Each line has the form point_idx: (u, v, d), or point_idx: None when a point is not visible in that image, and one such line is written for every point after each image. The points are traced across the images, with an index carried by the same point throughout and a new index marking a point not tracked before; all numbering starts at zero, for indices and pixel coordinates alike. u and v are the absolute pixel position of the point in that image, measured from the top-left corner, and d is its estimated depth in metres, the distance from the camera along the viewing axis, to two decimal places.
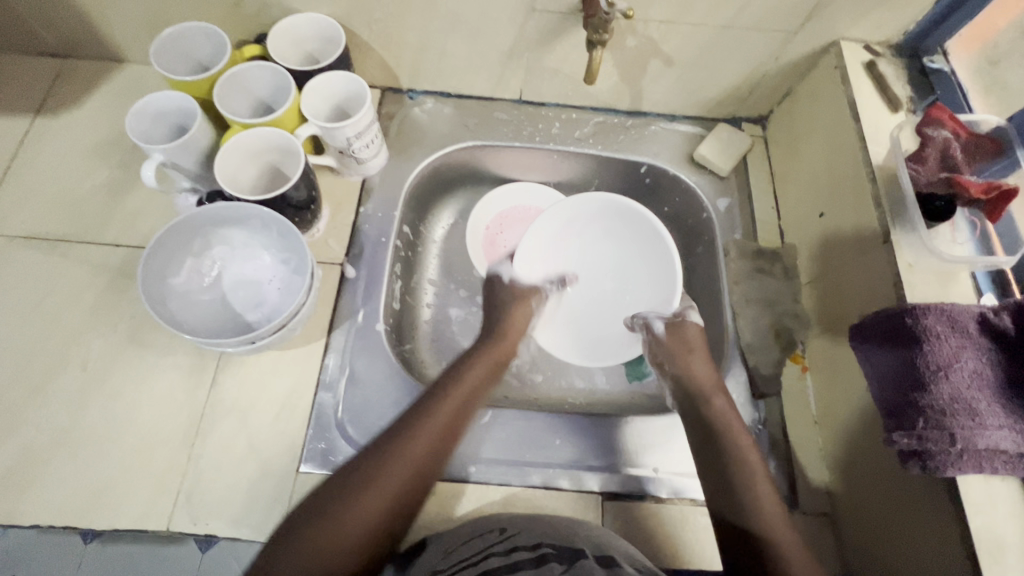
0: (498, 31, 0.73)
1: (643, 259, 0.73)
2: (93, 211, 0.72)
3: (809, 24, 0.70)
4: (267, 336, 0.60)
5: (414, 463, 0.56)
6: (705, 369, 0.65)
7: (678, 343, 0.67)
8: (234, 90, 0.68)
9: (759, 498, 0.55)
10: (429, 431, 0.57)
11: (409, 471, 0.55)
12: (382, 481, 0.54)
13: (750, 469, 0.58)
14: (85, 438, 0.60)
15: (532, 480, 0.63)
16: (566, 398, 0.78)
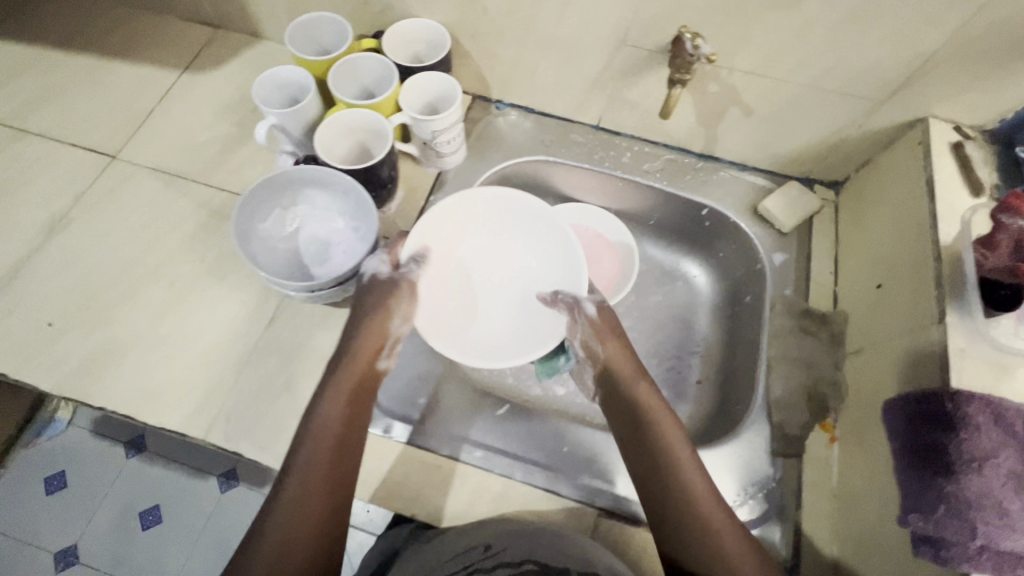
0: (588, 58, 0.78)
1: (530, 258, 0.78)
2: (208, 157, 0.83)
3: (896, 96, 0.69)
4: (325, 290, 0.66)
5: (314, 489, 0.52)
6: (615, 352, 0.66)
7: (606, 325, 0.68)
8: (348, 74, 0.78)
9: (685, 478, 0.56)
10: (321, 461, 0.54)
11: (318, 494, 0.52)
12: (305, 508, 0.51)
13: (672, 457, 0.57)
14: (157, 344, 0.69)
15: (531, 479, 0.65)
16: (585, 415, 0.83)
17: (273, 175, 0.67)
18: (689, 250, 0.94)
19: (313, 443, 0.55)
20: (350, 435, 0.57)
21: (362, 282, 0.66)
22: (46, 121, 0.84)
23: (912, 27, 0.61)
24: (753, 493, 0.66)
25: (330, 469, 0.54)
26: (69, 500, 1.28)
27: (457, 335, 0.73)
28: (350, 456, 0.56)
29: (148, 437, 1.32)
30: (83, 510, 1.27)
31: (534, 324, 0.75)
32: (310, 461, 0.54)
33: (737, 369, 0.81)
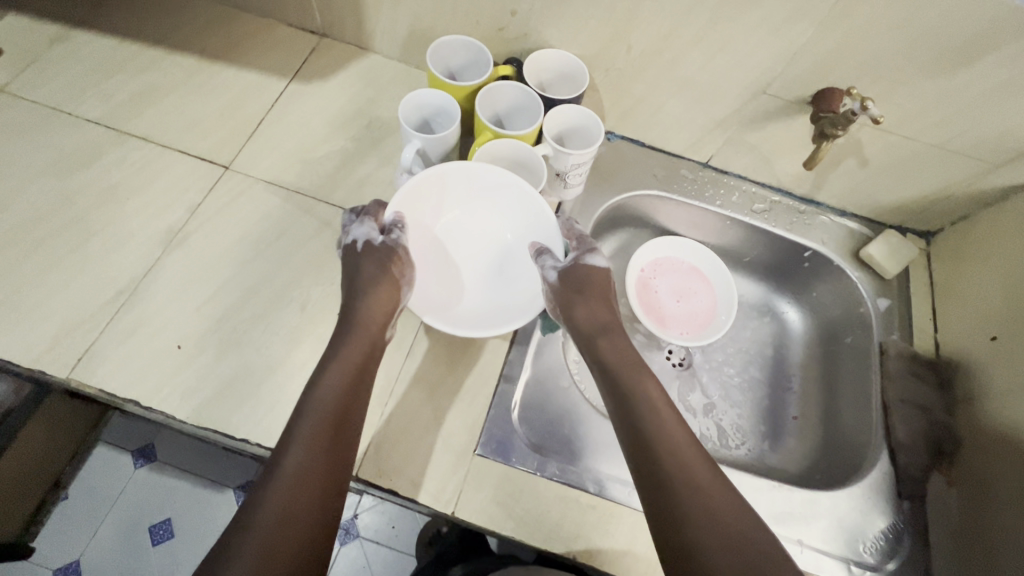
0: (720, 102, 0.80)
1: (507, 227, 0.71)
2: (326, 173, 0.80)
3: (1013, 162, 0.74)
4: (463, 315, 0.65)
5: (318, 437, 0.52)
6: (580, 308, 0.64)
7: (570, 288, 0.64)
8: (489, 101, 0.77)
9: (673, 443, 0.55)
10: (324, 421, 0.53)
11: (318, 448, 0.52)
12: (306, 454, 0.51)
13: (660, 421, 0.57)
14: (294, 370, 0.66)
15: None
16: None
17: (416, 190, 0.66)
18: (781, 288, 0.97)
19: (321, 398, 0.54)
20: (358, 393, 0.57)
21: (354, 248, 0.64)
22: (149, 125, 0.80)
23: None
24: (884, 533, 0.69)
25: (333, 421, 0.54)
26: (68, 513, 1.13)
27: (436, 306, 0.66)
28: (353, 414, 0.56)
29: (159, 443, 1.19)
30: (84, 529, 1.13)
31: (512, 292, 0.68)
32: (314, 418, 0.53)
33: (841, 408, 0.84)
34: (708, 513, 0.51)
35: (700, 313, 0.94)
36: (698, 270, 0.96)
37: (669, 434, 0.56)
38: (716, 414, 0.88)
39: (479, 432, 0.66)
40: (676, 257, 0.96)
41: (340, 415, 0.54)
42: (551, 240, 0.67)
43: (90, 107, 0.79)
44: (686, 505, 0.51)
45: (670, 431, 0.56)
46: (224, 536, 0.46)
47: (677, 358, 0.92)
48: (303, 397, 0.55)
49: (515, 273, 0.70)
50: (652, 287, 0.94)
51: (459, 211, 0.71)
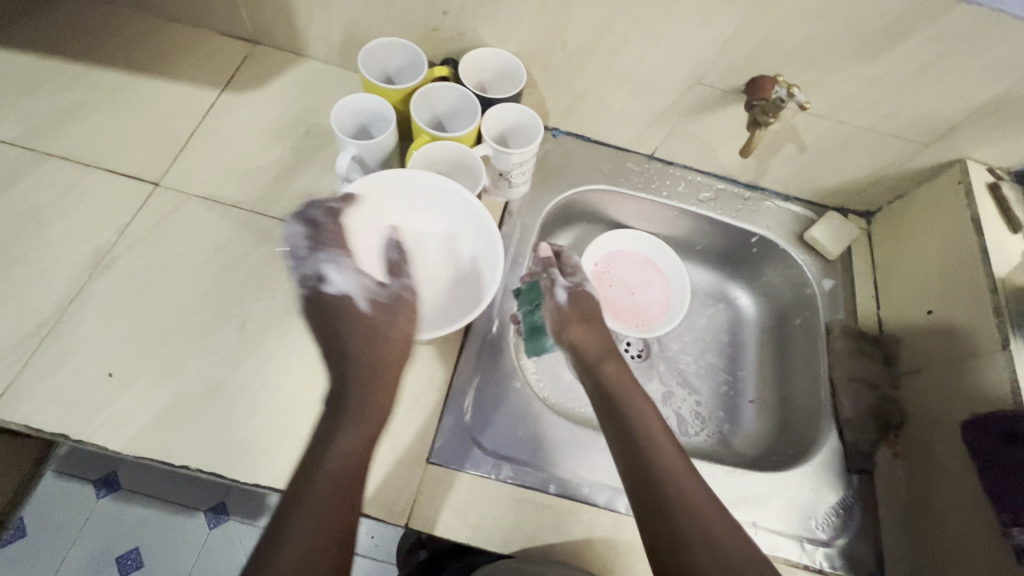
0: (658, 95, 0.80)
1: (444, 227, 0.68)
2: (264, 185, 0.78)
3: (941, 140, 0.77)
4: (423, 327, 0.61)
5: (338, 475, 0.50)
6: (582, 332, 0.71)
7: (572, 312, 0.73)
8: (426, 103, 0.76)
9: (661, 448, 0.59)
10: (351, 444, 0.52)
11: (336, 496, 0.49)
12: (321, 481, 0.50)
13: (650, 431, 0.60)
14: (235, 392, 0.64)
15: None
16: None
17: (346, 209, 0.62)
18: (732, 275, 0.99)
19: (348, 423, 0.54)
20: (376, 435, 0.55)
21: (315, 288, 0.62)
22: (71, 145, 0.76)
23: (971, 83, 0.67)
24: (835, 508, 0.70)
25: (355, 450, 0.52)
26: (21, 552, 1.08)
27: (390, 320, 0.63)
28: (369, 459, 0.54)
29: (120, 472, 1.14)
30: (37, 567, 1.08)
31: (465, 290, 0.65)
32: (337, 459, 0.51)
33: (793, 389, 0.86)
34: (706, 535, 0.53)
35: (655, 305, 0.94)
36: (651, 262, 0.96)
37: (669, 459, 0.58)
38: (675, 404, 0.89)
39: (431, 441, 0.65)
40: (631, 250, 0.97)
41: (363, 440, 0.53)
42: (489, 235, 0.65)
43: (7, 128, 0.75)
44: (684, 526, 0.53)
45: (664, 455, 0.58)
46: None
47: (635, 350, 0.93)
48: (322, 442, 0.53)
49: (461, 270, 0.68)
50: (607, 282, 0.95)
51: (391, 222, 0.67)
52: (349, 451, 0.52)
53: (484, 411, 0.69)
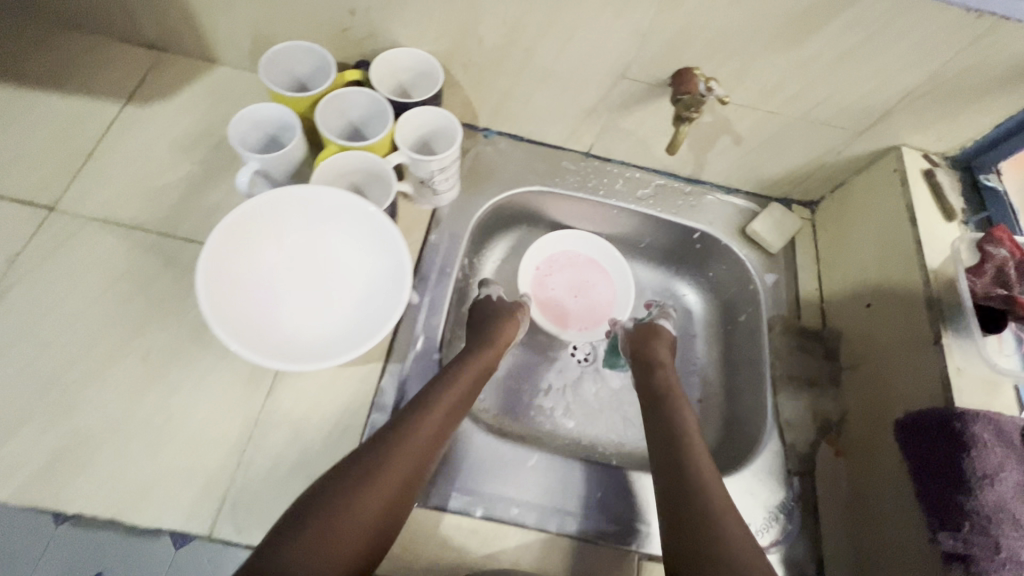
0: (584, 90, 0.76)
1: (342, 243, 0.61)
2: (170, 203, 0.73)
3: (875, 127, 0.74)
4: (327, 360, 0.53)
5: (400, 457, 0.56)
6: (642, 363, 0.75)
7: (643, 331, 0.79)
8: (335, 110, 0.71)
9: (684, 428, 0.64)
10: (426, 432, 0.59)
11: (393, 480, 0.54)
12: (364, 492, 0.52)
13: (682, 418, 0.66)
14: (137, 430, 0.60)
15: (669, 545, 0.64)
16: (597, 445, 0.84)
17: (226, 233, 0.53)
18: (678, 272, 0.96)
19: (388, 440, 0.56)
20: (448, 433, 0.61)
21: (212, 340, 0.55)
22: None
23: (897, 68, 0.65)
24: (776, 512, 0.69)
25: (419, 466, 0.57)
26: None
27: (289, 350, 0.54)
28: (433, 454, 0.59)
29: None
30: None
31: (373, 307, 0.59)
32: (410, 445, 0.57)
33: (738, 389, 0.83)
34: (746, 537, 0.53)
35: (598, 309, 0.92)
36: (595, 263, 0.94)
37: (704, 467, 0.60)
38: (620, 409, 0.87)
39: None
40: (574, 252, 0.94)
41: (418, 456, 0.57)
42: (395, 248, 0.58)
43: None
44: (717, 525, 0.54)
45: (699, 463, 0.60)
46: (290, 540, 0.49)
47: (581, 355, 0.90)
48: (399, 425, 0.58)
49: (367, 290, 0.60)
50: (549, 284, 0.92)
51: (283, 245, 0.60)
52: (395, 465, 0.55)
53: None
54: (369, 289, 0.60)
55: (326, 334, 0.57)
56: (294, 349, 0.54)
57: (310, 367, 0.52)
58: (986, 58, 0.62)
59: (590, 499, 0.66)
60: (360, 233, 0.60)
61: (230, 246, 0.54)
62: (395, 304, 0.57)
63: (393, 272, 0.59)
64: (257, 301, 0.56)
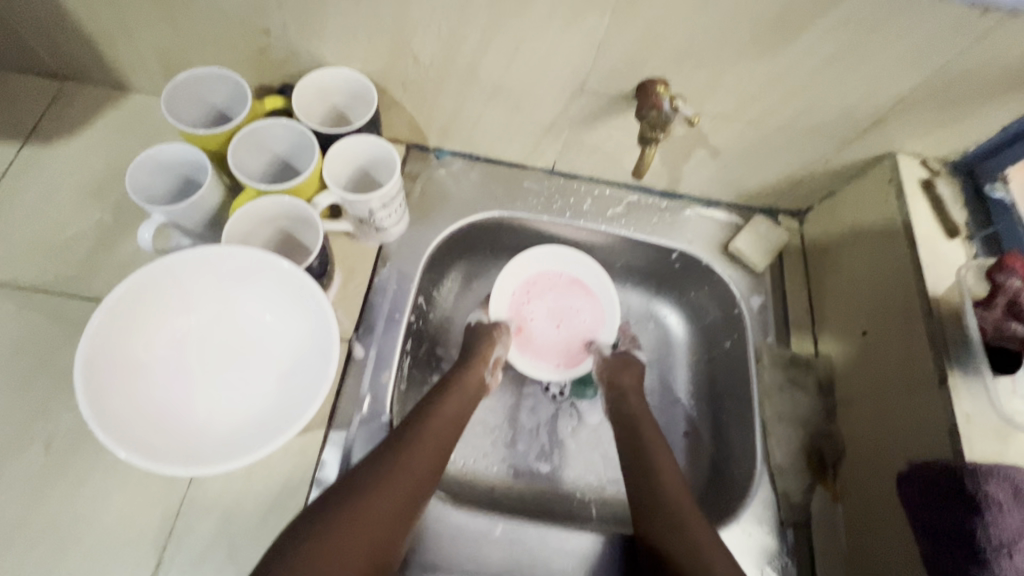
0: (540, 106, 0.68)
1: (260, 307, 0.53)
2: (76, 259, 0.64)
3: (867, 134, 0.66)
4: (242, 456, 0.46)
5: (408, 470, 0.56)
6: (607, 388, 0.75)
7: (617, 363, 0.75)
8: (251, 145, 0.62)
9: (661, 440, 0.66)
10: (429, 441, 0.59)
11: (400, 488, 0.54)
12: (349, 547, 0.49)
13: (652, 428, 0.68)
14: (40, 531, 0.53)
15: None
16: (576, 491, 0.76)
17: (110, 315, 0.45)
18: (659, 292, 0.87)
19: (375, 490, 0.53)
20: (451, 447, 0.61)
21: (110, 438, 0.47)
22: None
23: (890, 71, 0.57)
24: (769, 571, 0.62)
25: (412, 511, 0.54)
26: None
27: (199, 446, 0.46)
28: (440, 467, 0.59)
29: None
30: None
31: (298, 380, 0.51)
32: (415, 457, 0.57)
33: (725, 425, 0.76)
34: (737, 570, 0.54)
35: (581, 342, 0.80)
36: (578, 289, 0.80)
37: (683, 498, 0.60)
38: (600, 449, 0.79)
39: None
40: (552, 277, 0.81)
41: (408, 502, 0.54)
42: (317, 312, 0.50)
43: None
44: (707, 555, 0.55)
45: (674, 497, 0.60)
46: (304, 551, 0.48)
47: (555, 390, 0.82)
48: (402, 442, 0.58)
49: (291, 360, 0.52)
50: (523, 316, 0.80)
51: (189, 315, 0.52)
52: (380, 517, 0.52)
53: None
54: (294, 362, 0.52)
55: (243, 422, 0.50)
56: (203, 447, 0.47)
57: (214, 472, 0.44)
58: (992, 57, 0.54)
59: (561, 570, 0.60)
60: (280, 295, 0.52)
61: (119, 330, 0.46)
62: (321, 376, 0.49)
63: (319, 342, 0.51)
64: (162, 390, 0.49)
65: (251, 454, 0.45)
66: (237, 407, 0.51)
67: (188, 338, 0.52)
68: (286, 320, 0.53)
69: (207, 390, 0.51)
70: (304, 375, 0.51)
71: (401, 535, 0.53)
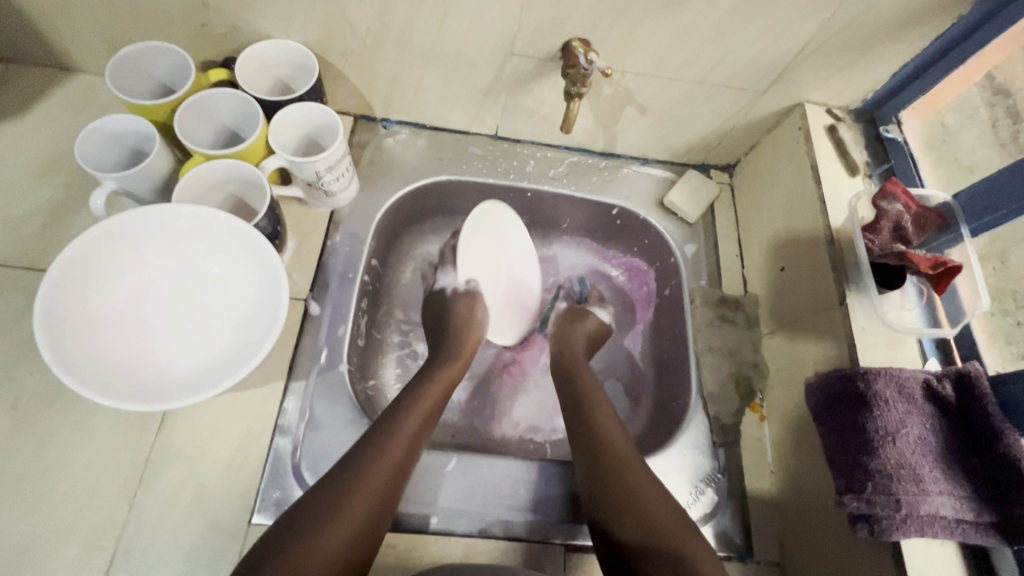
0: (475, 71, 0.72)
1: (213, 260, 0.57)
2: (30, 233, 0.66)
3: (775, 85, 0.72)
4: (198, 393, 0.50)
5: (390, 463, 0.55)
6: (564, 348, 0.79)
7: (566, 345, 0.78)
8: (198, 116, 0.65)
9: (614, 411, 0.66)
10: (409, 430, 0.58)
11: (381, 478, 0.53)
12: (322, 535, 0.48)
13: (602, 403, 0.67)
14: (12, 485, 0.56)
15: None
16: (537, 439, 0.79)
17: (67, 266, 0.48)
18: (605, 247, 0.92)
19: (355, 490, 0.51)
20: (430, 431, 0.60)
21: None
22: None
23: (784, 24, 0.63)
24: (704, 486, 0.68)
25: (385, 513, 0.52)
26: None
27: (158, 388, 0.51)
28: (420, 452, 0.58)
29: None
30: None
31: (253, 323, 0.55)
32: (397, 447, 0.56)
33: (666, 365, 0.82)
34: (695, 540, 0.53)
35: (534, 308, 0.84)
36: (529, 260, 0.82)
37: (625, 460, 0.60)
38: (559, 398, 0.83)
39: (253, 499, 0.59)
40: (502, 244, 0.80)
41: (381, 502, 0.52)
42: (267, 262, 0.54)
43: None
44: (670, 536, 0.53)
45: (622, 466, 0.59)
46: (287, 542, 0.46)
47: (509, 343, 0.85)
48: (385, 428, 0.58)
49: (246, 308, 0.57)
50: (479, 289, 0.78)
51: (147, 269, 0.55)
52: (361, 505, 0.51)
53: (314, 453, 0.62)
54: (247, 313, 0.57)
55: (200, 367, 0.54)
56: (162, 387, 0.51)
57: (172, 407, 0.48)
58: (870, 6, 0.60)
59: (511, 496, 0.64)
60: (231, 249, 0.56)
61: (78, 278, 0.50)
62: (272, 319, 0.53)
63: (269, 290, 0.55)
64: (123, 336, 0.53)
65: (206, 392, 0.50)
66: (197, 353, 0.55)
67: (148, 291, 0.56)
68: (239, 271, 0.57)
69: (168, 339, 0.55)
70: (257, 320, 0.55)
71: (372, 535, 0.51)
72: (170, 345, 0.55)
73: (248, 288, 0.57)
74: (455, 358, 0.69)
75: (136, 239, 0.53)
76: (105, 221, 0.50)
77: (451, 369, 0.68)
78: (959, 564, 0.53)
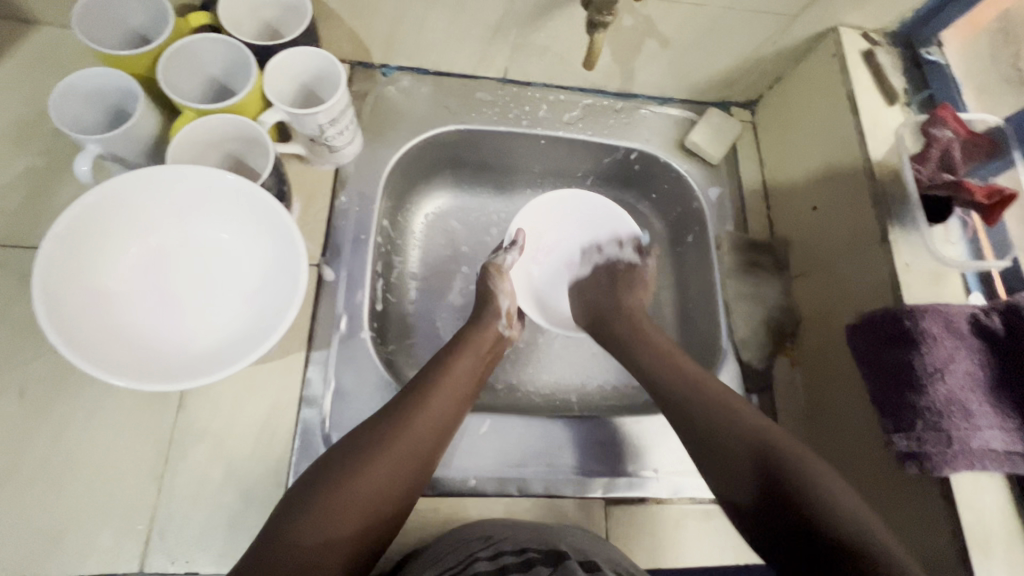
0: (483, 6, 0.65)
1: (217, 225, 0.53)
2: (12, 208, 0.61)
3: (810, 9, 0.66)
4: (225, 366, 0.47)
5: (418, 433, 0.54)
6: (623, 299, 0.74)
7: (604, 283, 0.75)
8: (183, 66, 0.58)
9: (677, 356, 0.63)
10: (435, 402, 0.56)
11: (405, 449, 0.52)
12: (350, 502, 0.48)
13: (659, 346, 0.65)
14: (31, 475, 0.53)
15: (655, 491, 0.63)
16: (570, 396, 0.77)
17: (58, 241, 0.44)
18: (623, 194, 0.88)
19: (365, 460, 0.50)
20: (460, 397, 0.59)
21: None
22: None
23: None
24: None
25: (409, 486, 0.52)
26: None
27: (176, 362, 0.48)
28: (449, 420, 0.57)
29: None
30: None
31: (268, 290, 0.52)
32: (426, 415, 0.55)
33: (692, 314, 0.80)
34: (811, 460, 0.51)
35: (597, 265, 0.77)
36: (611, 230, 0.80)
37: (709, 411, 0.56)
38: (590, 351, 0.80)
39: (286, 475, 0.57)
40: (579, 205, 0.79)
41: (400, 473, 0.51)
42: (279, 227, 0.50)
43: None
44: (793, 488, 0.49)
45: (739, 433, 0.54)
46: (313, 505, 0.47)
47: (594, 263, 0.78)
48: (416, 395, 0.56)
49: (258, 276, 0.53)
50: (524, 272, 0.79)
51: (149, 239, 0.52)
52: (381, 475, 0.50)
53: (344, 423, 0.60)
54: (262, 281, 0.53)
55: (221, 338, 0.51)
56: (183, 363, 0.48)
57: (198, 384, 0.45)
58: None
59: (551, 457, 0.64)
60: (236, 214, 0.52)
61: (77, 250, 0.46)
62: (289, 289, 0.50)
63: (285, 258, 0.51)
64: (139, 311, 0.50)
65: (227, 367, 0.47)
66: (213, 326, 0.52)
67: (153, 261, 0.52)
68: (246, 238, 0.53)
69: (179, 311, 0.52)
70: (272, 288, 0.52)
71: (397, 502, 0.51)
72: (185, 318, 0.52)
73: (259, 254, 0.53)
74: (484, 322, 0.67)
75: (133, 206, 0.49)
76: (97, 189, 0.46)
77: (482, 336, 0.66)
78: (1004, 494, 0.53)
